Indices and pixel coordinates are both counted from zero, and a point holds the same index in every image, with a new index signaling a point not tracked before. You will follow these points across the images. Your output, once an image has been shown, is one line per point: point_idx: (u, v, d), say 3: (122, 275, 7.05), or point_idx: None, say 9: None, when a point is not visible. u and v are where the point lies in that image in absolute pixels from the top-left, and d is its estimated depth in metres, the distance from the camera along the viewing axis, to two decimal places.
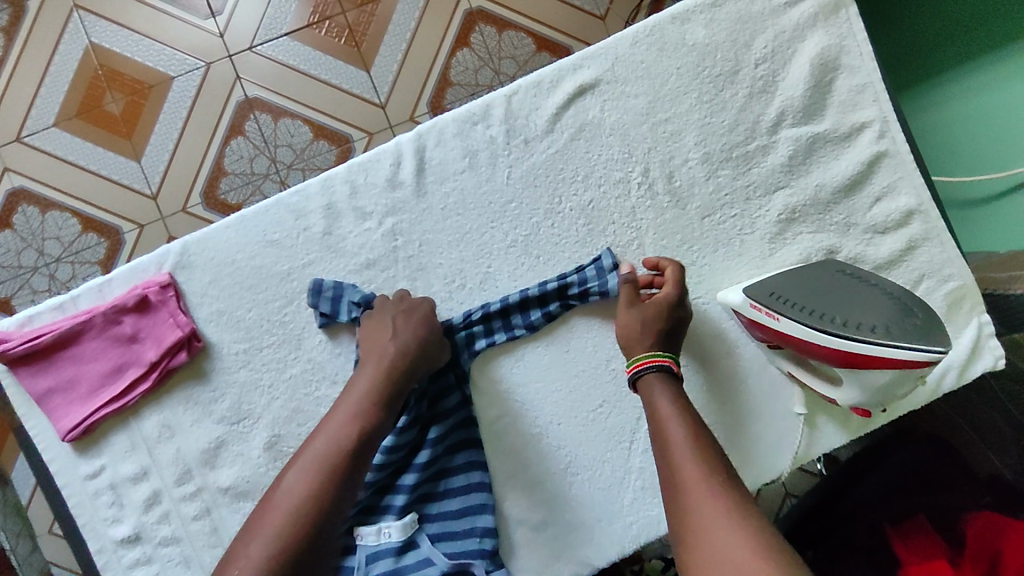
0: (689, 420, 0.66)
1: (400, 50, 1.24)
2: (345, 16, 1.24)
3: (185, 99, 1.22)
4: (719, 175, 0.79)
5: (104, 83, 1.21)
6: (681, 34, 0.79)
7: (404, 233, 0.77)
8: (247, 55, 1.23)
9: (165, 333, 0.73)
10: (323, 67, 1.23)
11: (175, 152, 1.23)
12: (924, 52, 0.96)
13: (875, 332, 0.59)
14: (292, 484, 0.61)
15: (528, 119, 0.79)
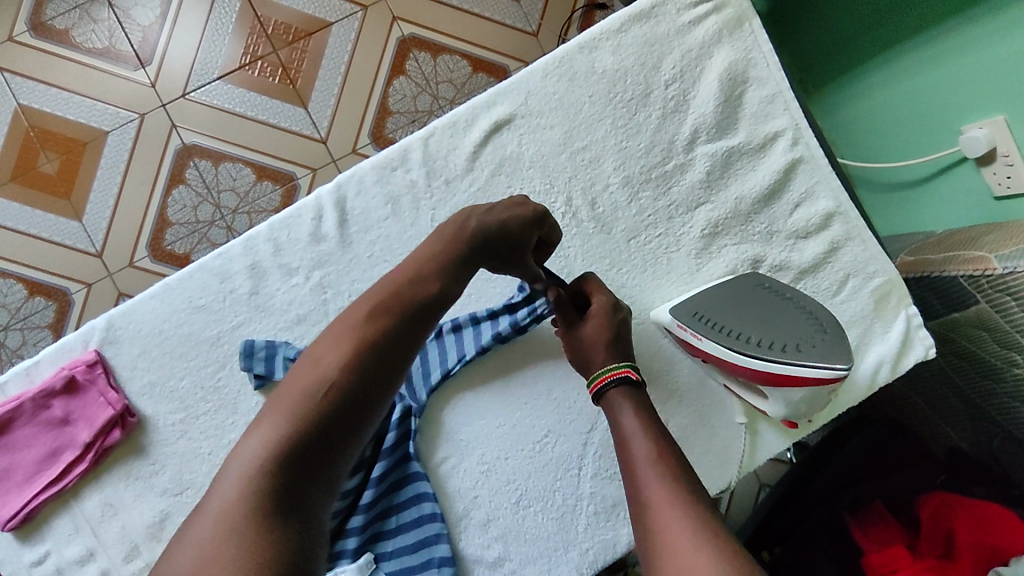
0: (657, 438, 0.66)
1: (336, 84, 1.24)
2: (277, 55, 1.23)
3: (120, 154, 1.21)
4: (641, 198, 0.80)
5: (37, 144, 1.20)
6: (590, 62, 0.80)
7: (333, 286, 0.76)
8: (180, 103, 1.22)
9: (97, 413, 0.72)
10: (257, 109, 1.22)
11: (115, 208, 1.21)
12: (850, 45, 0.99)
13: (788, 351, 0.62)
14: (305, 370, 0.56)
15: (447, 160, 0.79)
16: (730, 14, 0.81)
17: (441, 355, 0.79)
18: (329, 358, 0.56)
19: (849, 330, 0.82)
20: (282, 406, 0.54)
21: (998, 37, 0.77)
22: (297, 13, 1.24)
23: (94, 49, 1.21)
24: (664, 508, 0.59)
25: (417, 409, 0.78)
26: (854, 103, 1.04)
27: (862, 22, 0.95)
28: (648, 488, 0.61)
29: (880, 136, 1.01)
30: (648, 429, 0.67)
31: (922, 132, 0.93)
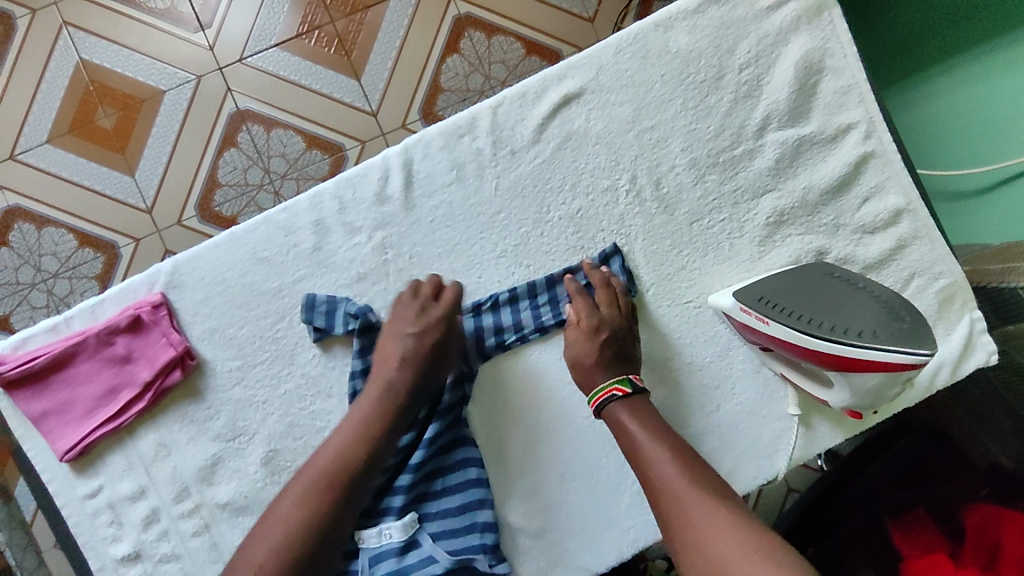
0: (660, 433, 0.68)
1: (391, 57, 1.24)
2: (334, 26, 1.24)
3: (177, 113, 1.23)
4: (707, 180, 0.79)
5: (97, 98, 1.22)
6: (664, 42, 0.80)
7: (394, 247, 0.77)
8: (237, 67, 1.23)
9: (158, 353, 0.73)
10: (312, 77, 1.23)
11: (168, 165, 1.23)
12: (915, 46, 0.96)
13: (864, 336, 0.60)
14: (316, 462, 0.67)
15: (513, 131, 0.79)
16: (811, 1, 0.79)
17: (496, 326, 0.77)
18: (341, 440, 0.68)
19: None
20: (295, 491, 0.65)
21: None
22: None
23: (155, 10, 1.22)
24: (689, 497, 0.62)
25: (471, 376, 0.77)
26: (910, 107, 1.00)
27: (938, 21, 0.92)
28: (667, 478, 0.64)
29: (927, 146, 0.99)
30: (650, 423, 0.69)
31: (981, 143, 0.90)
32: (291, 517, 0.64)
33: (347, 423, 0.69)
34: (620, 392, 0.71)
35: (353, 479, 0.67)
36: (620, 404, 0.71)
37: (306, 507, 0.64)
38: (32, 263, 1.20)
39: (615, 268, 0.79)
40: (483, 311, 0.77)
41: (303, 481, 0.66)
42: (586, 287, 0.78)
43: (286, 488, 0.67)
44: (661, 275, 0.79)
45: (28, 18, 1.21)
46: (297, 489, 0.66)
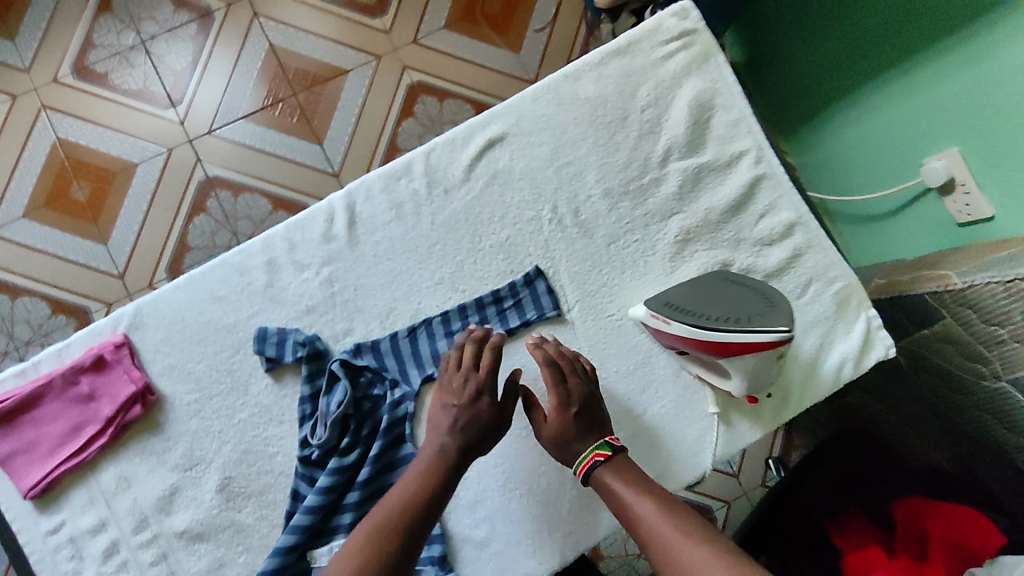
0: (637, 482, 0.74)
1: (350, 124, 1.37)
2: (296, 98, 1.37)
3: (148, 183, 1.33)
4: (620, 207, 0.89)
5: (71, 172, 1.32)
6: (574, 90, 0.91)
7: (340, 280, 0.84)
8: (206, 138, 1.34)
9: (120, 389, 0.78)
10: (276, 144, 1.35)
11: (140, 231, 1.32)
12: (840, 80, 1.19)
13: (738, 323, 0.70)
14: (385, 506, 0.71)
15: (445, 172, 0.88)
16: (698, 51, 0.92)
17: (432, 348, 0.85)
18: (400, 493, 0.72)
19: (813, 331, 0.89)
20: (365, 535, 0.68)
21: (965, 72, 0.94)
22: (314, 60, 1.38)
23: (129, 90, 1.34)
24: (674, 540, 0.67)
25: (411, 394, 0.83)
26: (848, 131, 1.23)
27: (851, 62, 1.14)
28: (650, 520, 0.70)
29: (871, 162, 1.20)
30: (628, 476, 0.75)
31: (904, 156, 1.11)
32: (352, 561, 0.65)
33: (413, 473, 0.74)
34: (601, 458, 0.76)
35: (416, 519, 0.70)
36: (609, 468, 0.76)
37: (376, 547, 0.66)
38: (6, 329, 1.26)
39: (540, 289, 0.87)
40: (419, 333, 0.85)
41: (372, 523, 0.69)
42: (513, 307, 0.86)
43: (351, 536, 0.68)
44: (585, 292, 0.88)
45: (7, 104, 1.32)
46: (366, 532, 0.68)
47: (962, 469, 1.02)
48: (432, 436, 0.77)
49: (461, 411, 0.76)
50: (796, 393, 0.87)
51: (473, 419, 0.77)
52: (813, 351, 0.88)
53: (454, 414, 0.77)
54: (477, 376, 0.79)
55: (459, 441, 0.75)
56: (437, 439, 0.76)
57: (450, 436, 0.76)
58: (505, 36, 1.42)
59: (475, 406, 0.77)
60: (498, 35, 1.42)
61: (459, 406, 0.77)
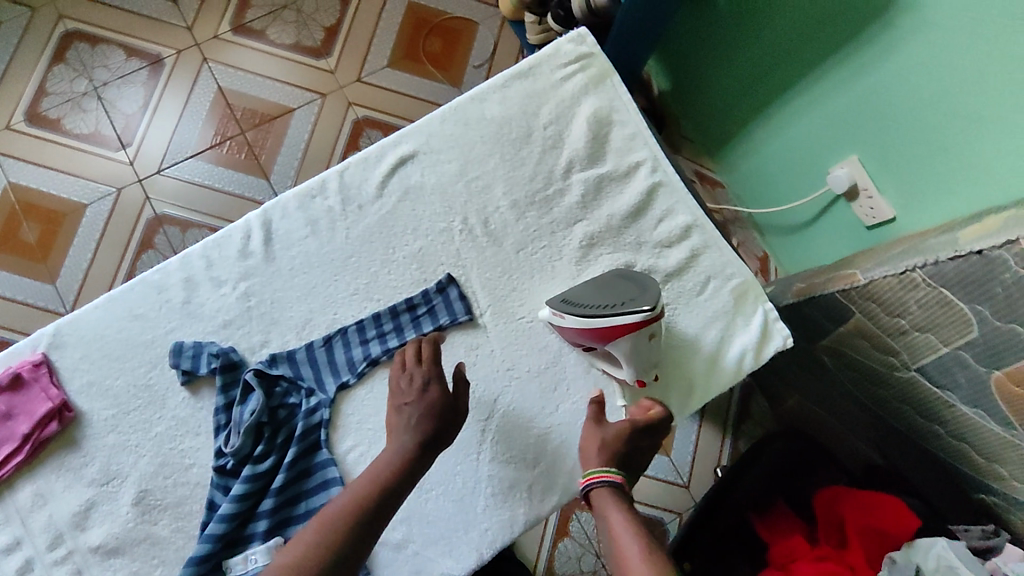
0: (632, 511, 0.75)
1: (296, 158, 1.47)
2: (244, 135, 1.46)
3: (97, 223, 1.40)
4: (527, 216, 0.95)
5: (21, 216, 1.39)
6: (480, 110, 0.98)
7: (257, 294, 0.88)
8: (155, 177, 1.43)
9: (37, 406, 0.80)
10: (225, 180, 1.43)
11: (88, 270, 1.38)
12: (747, 102, 1.32)
13: (614, 306, 0.83)
14: (339, 505, 0.73)
15: (359, 189, 0.94)
16: (593, 73, 1.00)
17: (348, 356, 0.88)
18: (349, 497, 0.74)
19: (715, 324, 0.93)
20: (318, 532, 0.71)
21: (843, 90, 1.09)
22: (263, 100, 1.48)
23: (79, 133, 1.42)
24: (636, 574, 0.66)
25: (326, 400, 0.85)
26: (760, 149, 1.35)
27: (757, 85, 1.27)
28: (625, 548, 0.70)
29: (783, 176, 1.32)
30: (626, 505, 0.76)
31: (811, 167, 1.24)
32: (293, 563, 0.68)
33: (371, 472, 0.77)
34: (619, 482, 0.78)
35: (369, 519, 0.73)
36: (617, 493, 0.77)
37: (327, 547, 0.70)
38: None
39: (453, 295, 0.91)
40: (335, 342, 0.88)
41: (326, 521, 0.72)
42: (426, 314, 0.90)
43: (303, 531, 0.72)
44: (496, 297, 0.92)
45: None
46: (321, 530, 0.71)
47: (891, 462, 1.11)
48: (394, 436, 0.80)
49: (416, 403, 0.81)
50: (700, 384, 0.92)
51: (427, 408, 0.80)
52: (716, 344, 0.93)
53: (405, 408, 0.81)
54: (421, 370, 0.83)
55: (418, 432, 0.79)
56: (400, 435, 0.79)
57: (405, 428, 0.79)
58: (447, 72, 1.55)
59: (428, 397, 0.81)
60: (441, 72, 1.54)
61: (410, 401, 0.81)
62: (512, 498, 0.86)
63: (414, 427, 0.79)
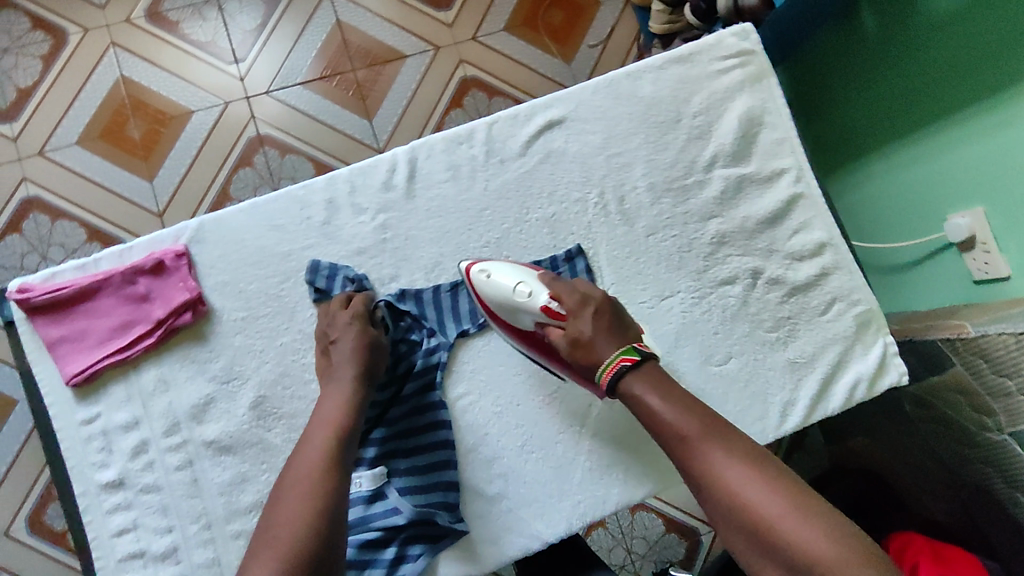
0: (660, 388, 0.75)
1: (401, 106, 1.46)
2: (355, 74, 1.46)
3: (199, 132, 1.41)
4: (662, 202, 0.93)
5: (129, 111, 1.40)
6: (633, 87, 0.95)
7: (392, 228, 0.89)
8: (263, 98, 1.43)
9: (174, 295, 0.83)
10: (331, 115, 1.44)
11: (184, 177, 1.40)
12: (869, 127, 1.23)
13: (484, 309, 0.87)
14: (302, 470, 0.71)
15: (503, 144, 0.93)
16: (753, 70, 0.97)
17: (471, 306, 0.89)
18: (317, 444, 0.74)
19: (832, 346, 0.93)
20: (298, 501, 0.69)
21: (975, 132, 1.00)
22: (379, 42, 1.47)
23: (197, 41, 1.42)
24: (711, 456, 0.70)
25: (445, 344, 0.88)
26: (870, 179, 1.27)
27: (886, 111, 1.18)
28: (682, 432, 0.71)
29: (888, 213, 1.23)
30: (655, 381, 0.76)
31: (925, 207, 1.13)
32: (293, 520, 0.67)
33: (319, 430, 0.75)
34: (626, 363, 0.76)
35: (341, 450, 0.74)
36: (638, 371, 0.76)
37: (313, 511, 0.68)
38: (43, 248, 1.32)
39: (579, 267, 0.91)
40: (461, 290, 0.89)
41: (299, 489, 0.70)
42: None
43: (276, 507, 0.69)
44: (620, 277, 0.92)
45: (80, 36, 1.40)
46: (300, 497, 0.69)
47: (956, 524, 1.04)
48: (339, 374, 0.80)
49: (356, 335, 0.81)
50: (809, 403, 0.91)
51: (357, 340, 0.81)
52: (830, 367, 0.93)
53: (333, 348, 0.82)
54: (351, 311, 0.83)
55: (358, 363, 0.80)
56: (333, 377, 0.80)
57: (336, 368, 0.80)
58: (564, 47, 1.53)
59: (355, 331, 0.81)
60: (556, 45, 1.53)
61: (341, 336, 0.81)
62: (607, 478, 0.88)
63: (348, 365, 0.80)
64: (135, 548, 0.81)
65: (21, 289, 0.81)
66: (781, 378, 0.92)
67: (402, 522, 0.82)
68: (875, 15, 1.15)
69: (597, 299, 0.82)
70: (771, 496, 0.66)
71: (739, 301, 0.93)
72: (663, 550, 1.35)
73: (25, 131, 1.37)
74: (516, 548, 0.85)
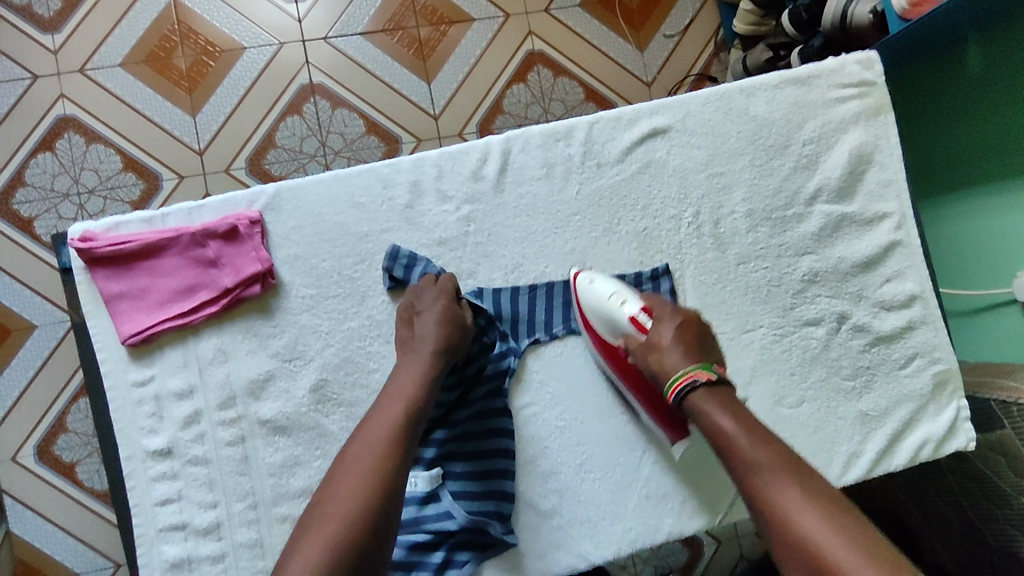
0: (734, 411, 0.69)
1: (461, 74, 1.30)
2: (418, 30, 1.30)
3: (249, 73, 1.25)
4: (758, 231, 0.89)
5: (179, 38, 1.24)
6: (745, 105, 0.90)
7: (477, 222, 0.85)
8: (320, 43, 1.27)
9: (245, 264, 0.79)
10: (388, 71, 1.28)
11: (229, 116, 1.25)
12: (952, 171, 1.11)
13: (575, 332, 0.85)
14: (364, 448, 0.65)
15: (603, 147, 0.88)
16: (872, 102, 0.91)
17: (547, 315, 0.85)
18: (386, 418, 0.68)
19: (907, 403, 0.89)
20: (356, 480, 0.63)
21: None
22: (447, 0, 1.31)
23: None
24: (777, 484, 0.62)
25: (517, 351, 0.85)
26: (944, 224, 1.14)
27: (980, 154, 1.05)
28: (755, 460, 0.65)
29: (967, 264, 1.10)
30: (731, 403, 0.70)
31: (991, 257, 1.05)
32: (349, 493, 0.62)
33: (388, 406, 0.69)
34: (701, 377, 0.72)
35: (411, 426, 0.68)
36: (713, 386, 0.71)
37: (368, 495, 0.62)
38: (71, 175, 1.19)
39: (663, 287, 0.87)
40: (539, 295, 0.85)
41: (359, 467, 0.64)
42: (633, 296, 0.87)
43: (334, 481, 0.63)
44: (703, 304, 0.88)
45: None
46: (358, 477, 0.63)
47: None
48: (418, 349, 0.75)
49: (442, 309, 0.77)
50: (874, 458, 0.87)
51: (442, 318, 0.77)
52: (902, 424, 0.89)
53: (417, 321, 0.77)
54: (439, 286, 0.79)
55: (439, 340, 0.75)
56: (412, 351, 0.75)
57: (417, 341, 0.75)
58: (637, 32, 1.36)
59: (442, 309, 0.77)
60: (631, 29, 1.36)
61: (426, 311, 0.77)
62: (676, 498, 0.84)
63: (429, 342, 0.75)
64: (178, 520, 0.77)
65: (84, 237, 0.77)
66: (850, 429, 0.88)
67: (454, 528, 0.78)
68: (981, 50, 1.02)
69: (689, 315, 0.79)
70: (835, 539, 0.57)
71: (820, 345, 0.89)
72: (665, 557, 1.22)
73: (64, 48, 1.22)
74: (562, 566, 0.81)
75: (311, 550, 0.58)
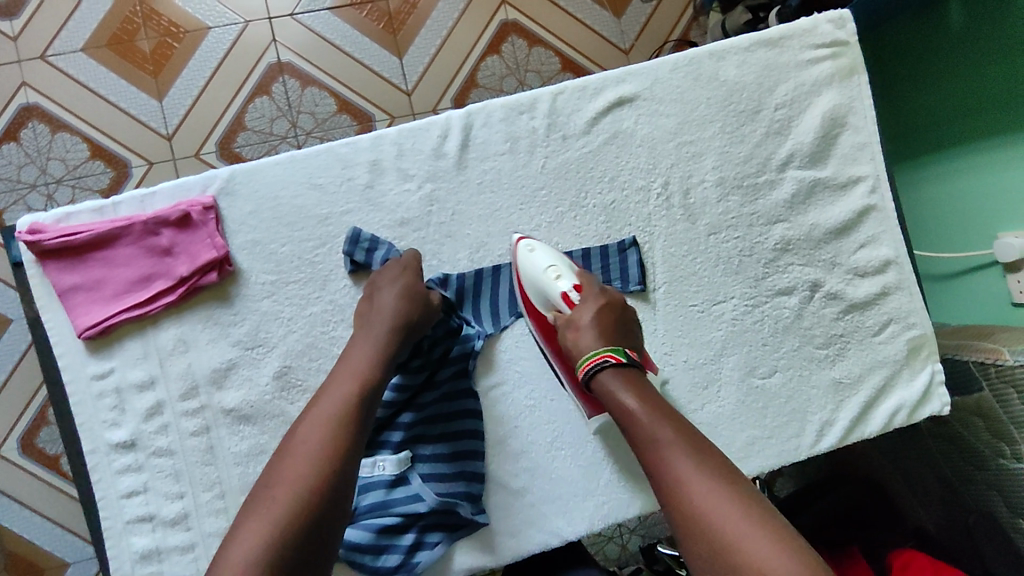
0: (639, 387, 0.68)
1: (433, 46, 1.27)
2: (386, 3, 1.26)
3: (215, 53, 1.21)
4: (729, 200, 0.87)
5: (141, 19, 1.20)
6: (715, 70, 0.87)
7: (440, 201, 0.83)
8: (287, 19, 1.23)
9: (201, 252, 0.77)
10: (356, 47, 1.24)
11: (196, 100, 1.21)
12: (930, 133, 1.08)
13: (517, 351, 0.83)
14: (312, 433, 0.63)
15: (569, 118, 0.85)
16: (845, 63, 0.88)
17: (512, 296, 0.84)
18: (336, 398, 0.66)
19: (881, 369, 0.88)
20: (299, 470, 0.60)
21: None
22: None
23: None
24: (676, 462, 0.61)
25: (481, 333, 0.83)
26: (924, 187, 1.12)
27: (957, 114, 1.02)
28: (657, 440, 0.63)
29: (944, 226, 1.09)
30: (635, 378, 0.69)
31: (970, 219, 1.03)
32: (298, 479, 0.60)
33: (340, 384, 0.67)
34: (613, 359, 0.70)
35: (363, 406, 0.66)
36: (621, 368, 0.70)
37: (316, 480, 0.60)
38: (37, 165, 1.16)
39: (631, 260, 0.85)
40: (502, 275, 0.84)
41: (306, 451, 0.62)
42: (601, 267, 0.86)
43: (281, 466, 0.62)
44: (673, 276, 0.87)
45: None
46: (306, 461, 0.61)
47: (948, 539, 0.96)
48: (373, 325, 0.73)
49: (399, 283, 0.75)
50: (849, 426, 0.86)
51: (400, 292, 0.75)
52: (878, 390, 0.87)
53: (376, 298, 0.75)
54: (400, 261, 0.78)
55: (395, 314, 0.73)
56: (367, 327, 0.73)
57: (374, 316, 0.74)
58: None
59: (401, 285, 0.75)
60: None
61: (384, 285, 0.75)
62: None
63: (386, 317, 0.73)
64: (144, 512, 0.77)
65: (33, 230, 0.76)
66: (822, 397, 0.87)
67: (423, 510, 0.78)
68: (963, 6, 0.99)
69: (616, 296, 0.77)
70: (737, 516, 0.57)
71: (793, 315, 0.88)
72: (651, 527, 1.23)
73: (22, 34, 1.18)
74: (535, 544, 0.81)
75: (254, 537, 0.56)
